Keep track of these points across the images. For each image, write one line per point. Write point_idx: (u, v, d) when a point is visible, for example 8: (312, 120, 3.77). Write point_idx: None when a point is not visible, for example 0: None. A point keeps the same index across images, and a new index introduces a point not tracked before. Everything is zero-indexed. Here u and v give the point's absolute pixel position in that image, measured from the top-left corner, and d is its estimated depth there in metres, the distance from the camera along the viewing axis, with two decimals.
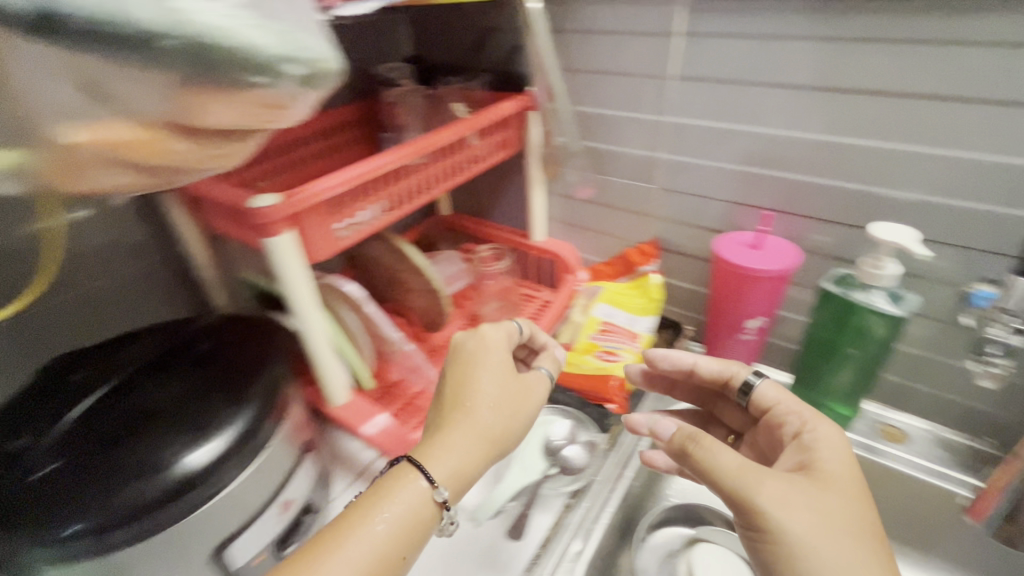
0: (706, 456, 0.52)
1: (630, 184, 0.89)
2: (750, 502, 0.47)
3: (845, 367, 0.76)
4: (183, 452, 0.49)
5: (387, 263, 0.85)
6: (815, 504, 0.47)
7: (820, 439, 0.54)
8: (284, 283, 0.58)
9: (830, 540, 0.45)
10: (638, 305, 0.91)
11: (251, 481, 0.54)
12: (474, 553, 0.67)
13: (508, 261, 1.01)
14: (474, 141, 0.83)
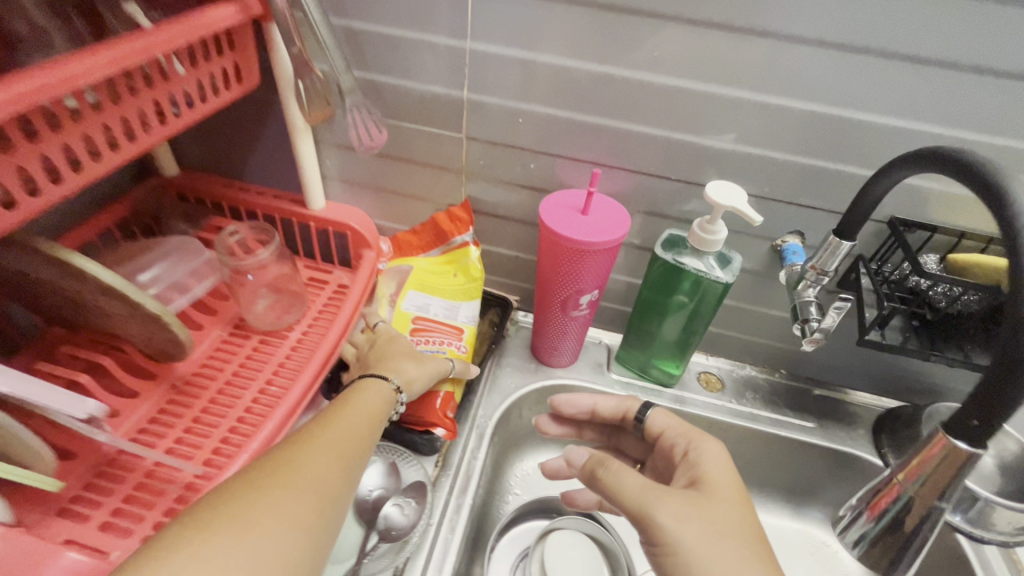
0: (624, 480, 0.48)
1: (428, 131, 0.68)
2: (650, 519, 0.45)
3: (671, 323, 0.71)
4: None
5: (51, 284, 0.52)
6: (705, 511, 0.46)
7: (707, 458, 0.52)
8: None
9: (726, 550, 0.44)
10: (455, 286, 0.76)
11: None
12: None
13: (276, 245, 0.72)
14: (179, 67, 0.50)
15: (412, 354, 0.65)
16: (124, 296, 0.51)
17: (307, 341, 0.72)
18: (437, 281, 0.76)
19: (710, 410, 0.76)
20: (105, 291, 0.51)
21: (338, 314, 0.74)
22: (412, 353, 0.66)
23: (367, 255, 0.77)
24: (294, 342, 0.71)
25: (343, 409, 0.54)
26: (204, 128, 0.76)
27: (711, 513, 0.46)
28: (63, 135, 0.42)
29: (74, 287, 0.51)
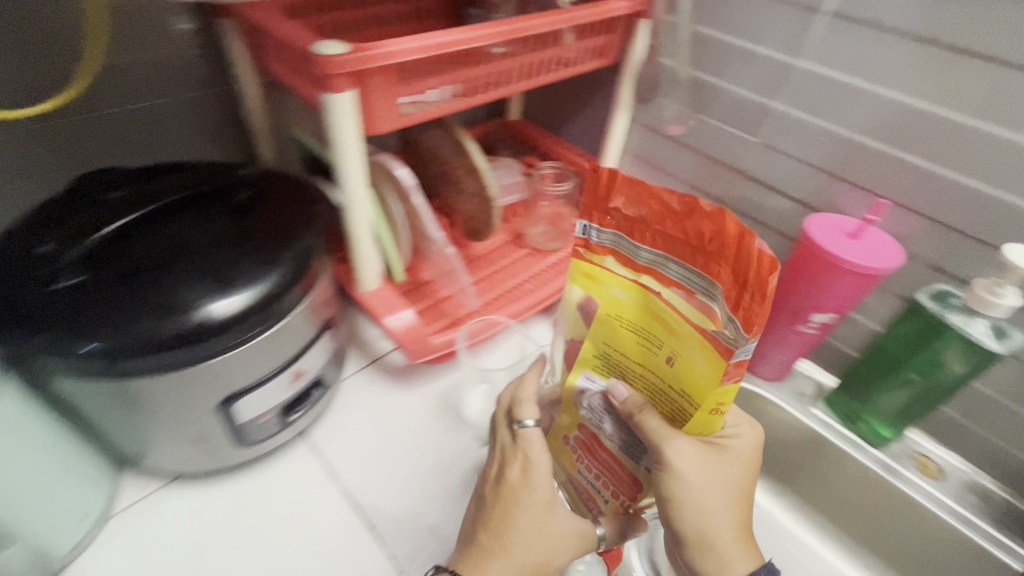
0: (652, 425, 0.43)
1: (726, 128, 0.79)
2: (663, 468, 0.43)
3: (897, 388, 0.70)
4: (208, 298, 0.46)
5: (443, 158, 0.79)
6: (708, 466, 0.44)
7: (734, 439, 0.49)
8: (342, 110, 0.50)
9: (717, 497, 0.45)
10: (663, 379, 0.44)
11: (271, 342, 0.52)
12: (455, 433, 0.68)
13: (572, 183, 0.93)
14: (571, 38, 0.72)
15: (530, 530, 0.48)
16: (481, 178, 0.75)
17: (560, 264, 0.89)
18: (642, 355, 0.45)
19: (918, 492, 0.70)
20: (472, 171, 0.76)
21: None
22: (537, 519, 0.48)
23: None
24: (551, 261, 0.90)
25: None
26: (551, 89, 0.99)
27: (715, 467, 0.45)
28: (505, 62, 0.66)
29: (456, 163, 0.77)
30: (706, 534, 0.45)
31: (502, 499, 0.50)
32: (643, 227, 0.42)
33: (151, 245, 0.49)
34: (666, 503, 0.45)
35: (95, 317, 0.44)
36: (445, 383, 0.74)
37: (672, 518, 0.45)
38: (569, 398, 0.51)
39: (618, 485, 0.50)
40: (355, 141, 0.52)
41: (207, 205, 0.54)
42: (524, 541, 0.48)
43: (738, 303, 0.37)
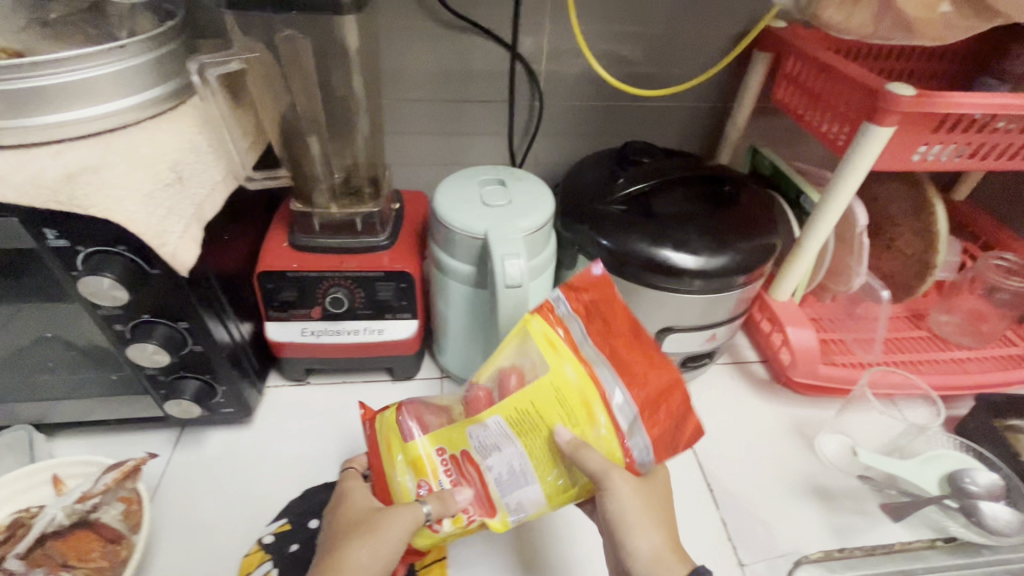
0: (595, 464, 0.45)
1: None
2: (605, 494, 0.45)
3: None
4: (691, 251, 0.60)
5: (888, 212, 0.78)
6: (643, 489, 0.46)
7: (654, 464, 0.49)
8: (874, 139, 0.56)
9: (647, 518, 0.46)
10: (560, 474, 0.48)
11: (717, 302, 0.64)
12: (802, 458, 0.69)
13: None
14: None
15: (368, 526, 0.47)
16: (934, 242, 0.72)
17: (970, 362, 0.79)
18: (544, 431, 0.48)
19: None
20: (923, 232, 0.73)
21: (1015, 368, 0.77)
22: (373, 514, 0.48)
23: None
24: (957, 355, 0.80)
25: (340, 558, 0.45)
26: None
27: (641, 495, 0.46)
28: None
29: (905, 220, 0.76)
30: (654, 555, 0.45)
31: (354, 502, 0.51)
32: (603, 330, 0.49)
33: (667, 201, 0.65)
34: (618, 527, 0.46)
35: (624, 228, 0.62)
36: (804, 413, 0.74)
37: (625, 539, 0.46)
38: (461, 438, 0.50)
39: (477, 503, 0.49)
40: (867, 169, 0.58)
41: (705, 183, 0.69)
42: (362, 536, 0.46)
43: (664, 430, 0.47)
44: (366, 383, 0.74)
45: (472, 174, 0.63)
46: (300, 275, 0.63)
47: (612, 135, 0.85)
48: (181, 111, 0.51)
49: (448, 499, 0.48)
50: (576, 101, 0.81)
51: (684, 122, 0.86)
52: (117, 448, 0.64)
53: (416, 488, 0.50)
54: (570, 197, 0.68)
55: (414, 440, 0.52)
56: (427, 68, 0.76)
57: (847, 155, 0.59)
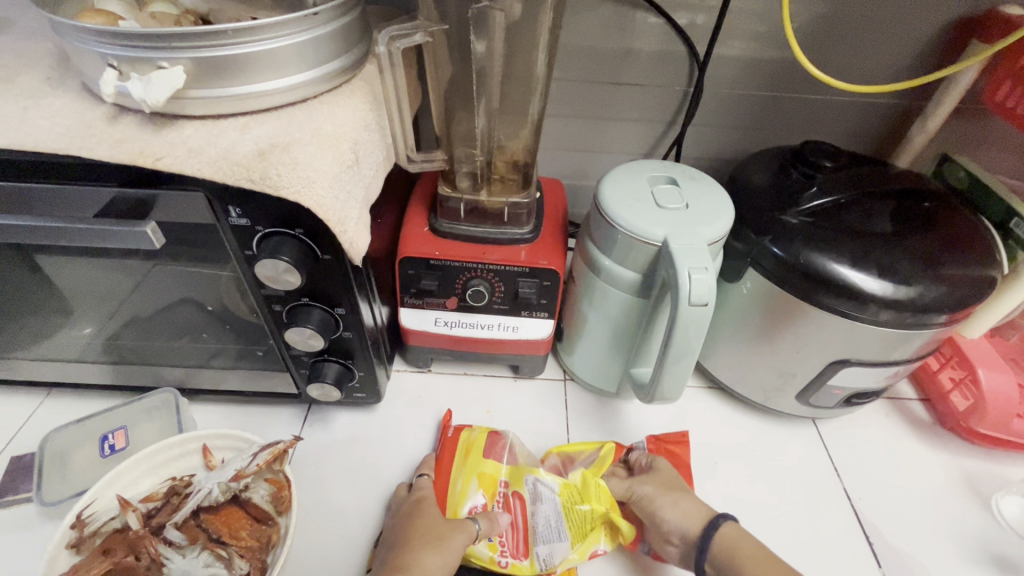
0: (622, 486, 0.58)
1: None
2: (634, 502, 0.56)
3: None
4: (888, 277, 0.52)
5: None
6: (662, 481, 0.57)
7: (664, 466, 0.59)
8: None
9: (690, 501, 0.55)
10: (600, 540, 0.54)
11: (911, 338, 0.55)
12: (978, 520, 0.60)
13: None
14: None
15: (437, 537, 0.50)
16: None
17: None
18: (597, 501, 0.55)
19: None
20: None
21: None
22: (442, 525, 0.51)
23: None
24: None
25: (421, 551, 0.49)
26: None
27: (662, 487, 0.56)
28: None
29: None
30: (686, 516, 0.53)
31: (427, 505, 0.53)
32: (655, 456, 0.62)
33: (862, 217, 0.57)
34: (647, 511, 0.55)
35: (808, 243, 0.54)
36: (978, 466, 0.65)
37: (656, 513, 0.54)
38: (520, 477, 0.58)
39: (511, 538, 0.55)
40: None
41: (898, 196, 0.60)
42: (431, 543, 0.49)
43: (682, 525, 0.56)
44: (488, 378, 0.71)
45: (639, 172, 0.57)
46: (443, 264, 0.60)
47: (772, 131, 0.77)
48: (354, 86, 0.48)
49: (494, 519, 0.54)
50: (739, 90, 0.73)
51: (859, 121, 0.75)
52: (252, 420, 0.64)
53: (473, 499, 0.57)
54: (742, 203, 0.60)
55: (494, 461, 0.59)
56: (583, 46, 0.69)
57: None
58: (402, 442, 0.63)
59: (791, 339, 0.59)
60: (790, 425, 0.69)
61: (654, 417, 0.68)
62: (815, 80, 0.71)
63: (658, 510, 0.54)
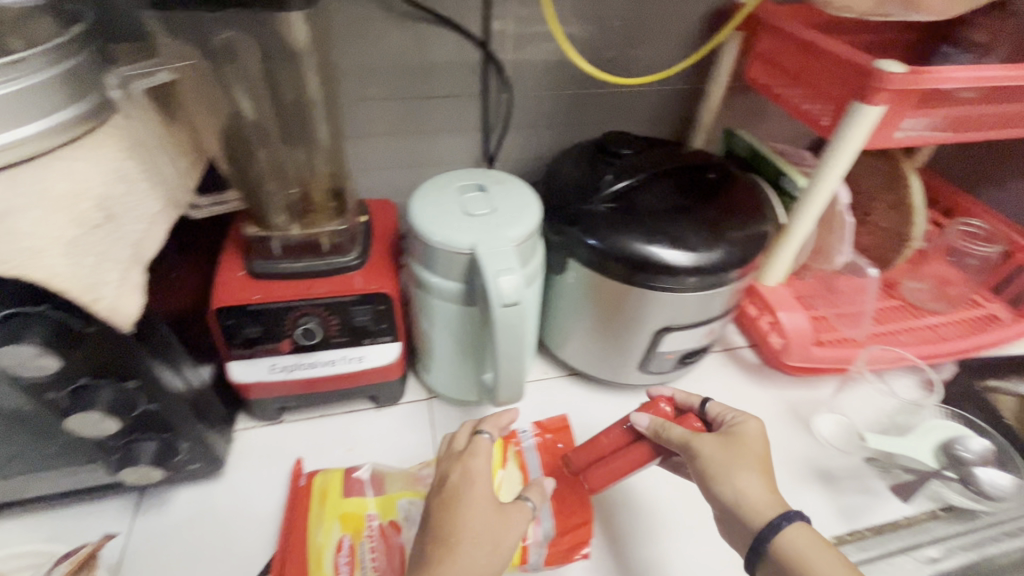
0: (679, 437, 0.51)
1: None
2: (693, 459, 0.50)
3: None
4: (680, 246, 0.57)
5: (864, 186, 0.78)
6: (730, 450, 0.50)
7: (749, 426, 0.52)
8: (854, 118, 0.54)
9: (750, 475, 0.48)
10: None
11: (714, 297, 0.61)
12: (802, 443, 0.69)
13: (998, 250, 0.82)
14: None
15: (474, 532, 0.45)
16: (911, 215, 0.73)
17: (944, 329, 0.81)
18: None
19: None
20: (898, 205, 0.74)
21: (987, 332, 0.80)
22: (495, 519, 0.46)
23: None
24: (931, 323, 0.82)
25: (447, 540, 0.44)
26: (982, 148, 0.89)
27: (726, 454, 0.49)
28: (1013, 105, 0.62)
29: (881, 195, 0.76)
30: (744, 499, 0.47)
31: (464, 495, 0.47)
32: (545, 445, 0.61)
33: (656, 196, 0.62)
34: (707, 476, 0.49)
35: (609, 227, 0.58)
36: (798, 396, 0.74)
37: (717, 481, 0.48)
38: (393, 505, 0.55)
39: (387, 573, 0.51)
40: (854, 138, 0.55)
41: (685, 173, 0.66)
42: (474, 540, 0.45)
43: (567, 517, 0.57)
44: (348, 414, 0.68)
45: (447, 183, 0.58)
46: (264, 308, 0.57)
47: (586, 126, 0.82)
48: (101, 134, 0.43)
49: None
50: (547, 90, 0.76)
51: (658, 106, 0.83)
52: (66, 525, 0.55)
53: (338, 542, 0.52)
54: (554, 197, 0.63)
55: (357, 498, 0.55)
56: (385, 64, 0.69)
57: (841, 130, 0.56)
58: (255, 506, 0.58)
59: (621, 318, 0.63)
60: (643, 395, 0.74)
61: (520, 416, 0.69)
62: (612, 74, 0.77)
63: (718, 482, 0.48)
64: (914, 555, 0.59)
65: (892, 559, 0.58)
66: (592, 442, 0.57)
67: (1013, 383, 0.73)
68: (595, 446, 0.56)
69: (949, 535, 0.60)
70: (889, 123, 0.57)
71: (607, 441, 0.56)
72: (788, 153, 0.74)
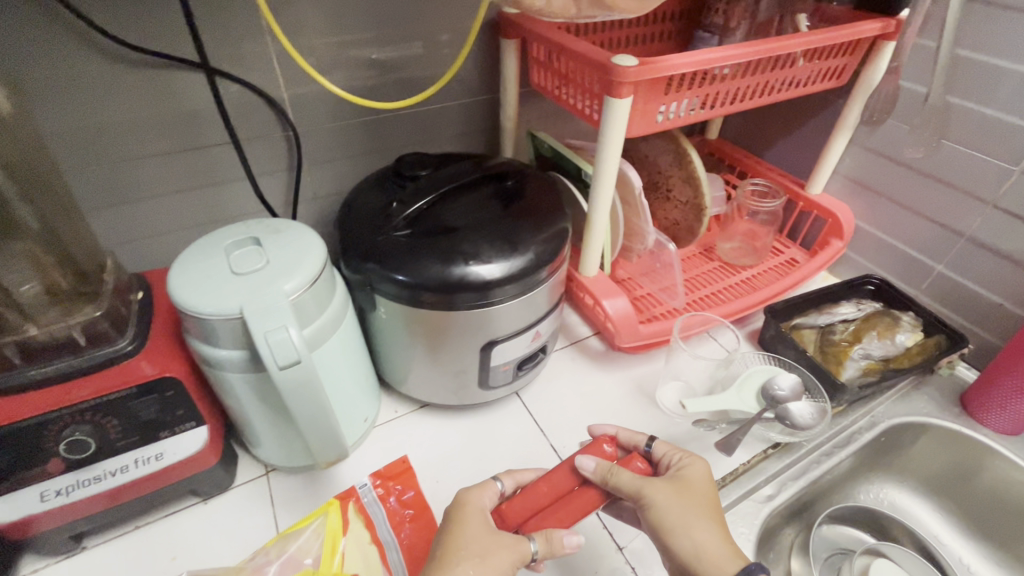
0: (629, 482, 0.52)
1: (963, 154, 0.74)
2: (646, 506, 0.51)
3: None
4: (480, 260, 0.56)
5: (659, 166, 0.84)
6: (683, 497, 0.51)
7: (695, 466, 0.54)
8: (611, 109, 0.57)
9: (702, 523, 0.50)
10: None
11: (530, 304, 0.61)
12: (650, 417, 0.72)
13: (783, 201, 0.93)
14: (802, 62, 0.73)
15: (482, 549, 0.48)
16: (699, 186, 0.80)
17: (754, 280, 0.90)
18: None
19: None
20: (689, 179, 0.80)
21: (787, 276, 0.90)
22: (488, 539, 0.49)
23: (834, 243, 0.90)
24: (743, 277, 0.91)
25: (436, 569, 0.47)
26: (755, 114, 0.99)
27: (677, 502, 0.51)
28: (753, 78, 0.68)
29: (674, 171, 0.82)
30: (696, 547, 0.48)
31: (461, 523, 0.51)
32: (390, 492, 0.59)
33: (454, 211, 0.60)
34: (662, 529, 0.50)
35: (404, 254, 0.55)
36: (641, 372, 0.78)
37: (671, 534, 0.49)
38: None
39: None
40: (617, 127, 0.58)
41: (483, 184, 0.66)
42: (474, 560, 0.47)
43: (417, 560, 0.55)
44: (169, 518, 0.59)
45: (214, 242, 0.52)
46: (5, 432, 0.47)
47: (391, 149, 0.79)
48: None
49: None
50: (337, 120, 0.73)
51: (460, 120, 0.83)
52: None
53: None
54: (348, 232, 0.60)
55: None
56: (131, 119, 0.61)
57: (605, 122, 0.58)
58: None
59: (445, 343, 0.61)
60: (497, 409, 0.73)
61: (372, 466, 0.65)
62: (403, 95, 0.76)
63: (674, 534, 0.49)
64: (753, 497, 0.64)
65: (736, 506, 0.63)
66: (534, 495, 0.55)
67: (812, 318, 0.80)
68: (538, 498, 0.55)
69: (778, 471, 0.66)
70: (646, 110, 0.61)
71: (549, 484, 0.55)
72: (584, 148, 0.79)
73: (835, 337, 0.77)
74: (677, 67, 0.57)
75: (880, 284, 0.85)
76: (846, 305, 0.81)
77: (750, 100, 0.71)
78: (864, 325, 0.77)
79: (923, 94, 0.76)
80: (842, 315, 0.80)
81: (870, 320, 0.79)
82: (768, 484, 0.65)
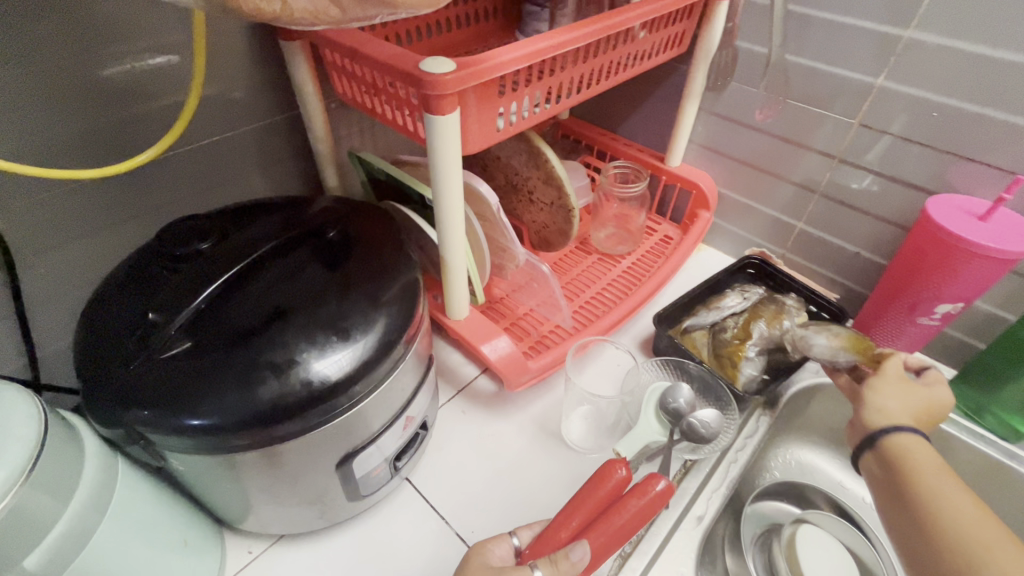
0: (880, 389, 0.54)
1: (806, 109, 0.72)
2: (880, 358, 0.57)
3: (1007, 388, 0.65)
4: (298, 367, 0.40)
5: (514, 167, 0.73)
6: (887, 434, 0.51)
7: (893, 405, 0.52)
8: (432, 128, 0.44)
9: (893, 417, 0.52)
10: None
11: (390, 391, 0.47)
12: (562, 459, 0.64)
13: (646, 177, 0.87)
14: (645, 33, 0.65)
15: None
16: (561, 186, 0.70)
17: (635, 269, 0.84)
18: None
19: None
20: (548, 178, 0.70)
21: (664, 258, 0.86)
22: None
23: (702, 214, 0.87)
24: (623, 267, 0.85)
25: None
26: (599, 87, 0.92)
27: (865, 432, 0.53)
28: (596, 60, 0.59)
29: (531, 172, 0.72)
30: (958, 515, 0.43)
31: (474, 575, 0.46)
32: None
33: (252, 300, 0.44)
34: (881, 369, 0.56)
35: (179, 391, 0.38)
36: (541, 407, 0.68)
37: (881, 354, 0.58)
38: None
39: None
40: (444, 148, 0.45)
41: (293, 242, 0.49)
42: None
43: None
44: None
45: None
46: None
47: (161, 206, 0.59)
48: None
49: None
50: (58, 185, 0.50)
51: (254, 151, 0.64)
52: None
53: None
54: (89, 365, 0.41)
55: None
56: None
57: (429, 143, 0.45)
58: None
59: (284, 476, 0.45)
60: (385, 504, 0.60)
61: None
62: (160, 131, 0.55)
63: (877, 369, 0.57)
64: (685, 522, 0.58)
65: (669, 540, 0.57)
66: (552, 529, 0.50)
67: (703, 317, 0.75)
68: (556, 534, 0.49)
69: (701, 486, 0.61)
70: (480, 117, 0.48)
71: (565, 524, 0.49)
72: (422, 164, 0.65)
73: (727, 336, 0.73)
74: (505, 62, 0.45)
75: (758, 266, 0.83)
76: (733, 296, 0.77)
77: (599, 84, 0.62)
78: (751, 317, 0.73)
79: (764, 54, 0.72)
80: (730, 308, 0.75)
81: (757, 310, 0.75)
82: (697, 505, 0.60)
